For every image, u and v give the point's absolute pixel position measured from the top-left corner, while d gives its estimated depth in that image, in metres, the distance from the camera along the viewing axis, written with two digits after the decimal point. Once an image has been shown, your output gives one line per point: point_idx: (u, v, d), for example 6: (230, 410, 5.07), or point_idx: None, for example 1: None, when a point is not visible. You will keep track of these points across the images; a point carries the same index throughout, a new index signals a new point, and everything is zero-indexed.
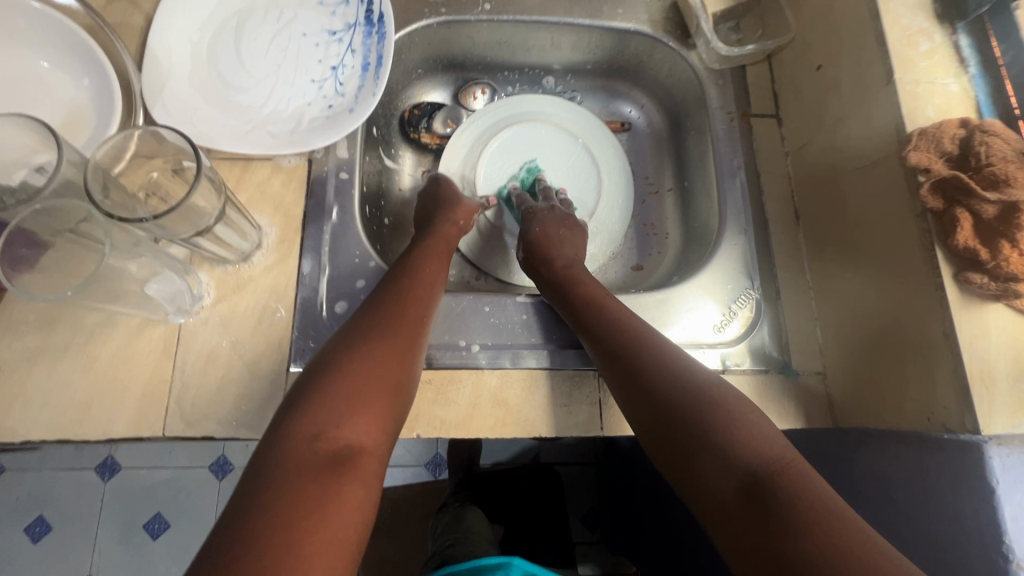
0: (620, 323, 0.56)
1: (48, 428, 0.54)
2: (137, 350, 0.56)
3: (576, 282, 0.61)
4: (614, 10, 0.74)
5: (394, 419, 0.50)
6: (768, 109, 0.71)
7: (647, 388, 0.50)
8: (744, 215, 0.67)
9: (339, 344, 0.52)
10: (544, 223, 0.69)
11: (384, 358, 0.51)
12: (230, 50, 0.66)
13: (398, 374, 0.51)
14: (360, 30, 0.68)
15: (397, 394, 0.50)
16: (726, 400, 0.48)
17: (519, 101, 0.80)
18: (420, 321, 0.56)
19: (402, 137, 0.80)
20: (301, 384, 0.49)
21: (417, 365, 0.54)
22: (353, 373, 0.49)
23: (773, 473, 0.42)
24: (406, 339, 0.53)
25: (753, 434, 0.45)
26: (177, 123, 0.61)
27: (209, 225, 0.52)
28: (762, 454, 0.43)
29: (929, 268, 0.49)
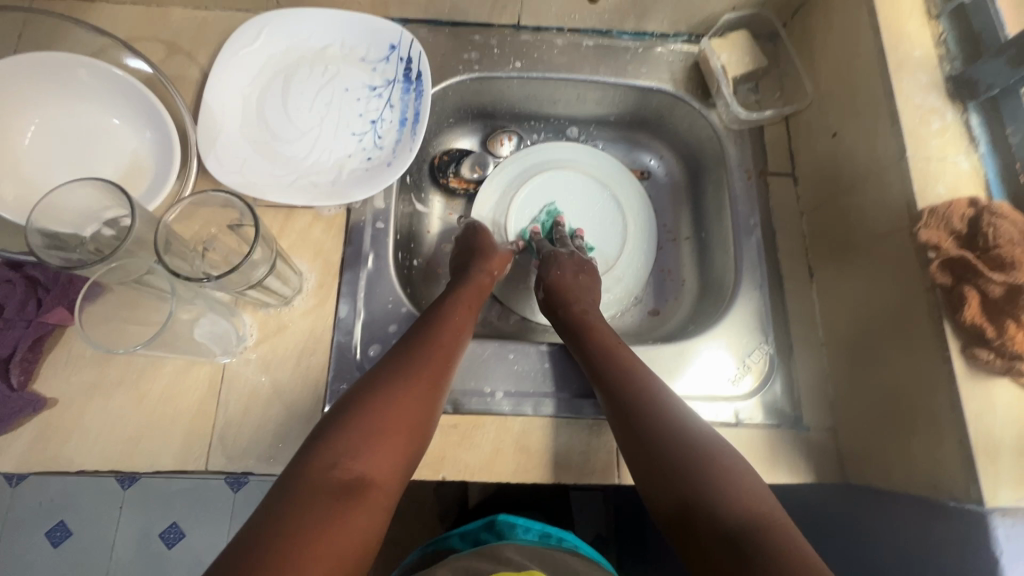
0: (632, 373, 0.59)
1: (104, 457, 0.57)
2: (185, 387, 0.60)
3: (592, 333, 0.64)
4: (638, 69, 0.78)
5: (410, 458, 0.52)
6: (785, 168, 0.74)
7: (649, 437, 0.53)
8: (760, 271, 0.70)
9: (366, 383, 0.55)
10: (564, 270, 0.72)
11: (406, 398, 0.54)
12: (277, 103, 0.71)
13: (416, 415, 0.54)
14: (399, 86, 0.73)
15: (417, 435, 0.53)
16: (723, 457, 0.50)
17: (548, 150, 0.84)
18: (446, 368, 0.59)
19: (431, 181, 0.83)
20: (329, 414, 0.52)
21: (436, 410, 0.57)
22: (378, 408, 0.52)
23: (760, 529, 0.43)
24: (428, 383, 0.56)
25: (747, 489, 0.47)
26: (228, 172, 0.65)
27: (261, 276, 0.56)
28: (753, 511, 0.45)
29: (938, 341, 0.51)
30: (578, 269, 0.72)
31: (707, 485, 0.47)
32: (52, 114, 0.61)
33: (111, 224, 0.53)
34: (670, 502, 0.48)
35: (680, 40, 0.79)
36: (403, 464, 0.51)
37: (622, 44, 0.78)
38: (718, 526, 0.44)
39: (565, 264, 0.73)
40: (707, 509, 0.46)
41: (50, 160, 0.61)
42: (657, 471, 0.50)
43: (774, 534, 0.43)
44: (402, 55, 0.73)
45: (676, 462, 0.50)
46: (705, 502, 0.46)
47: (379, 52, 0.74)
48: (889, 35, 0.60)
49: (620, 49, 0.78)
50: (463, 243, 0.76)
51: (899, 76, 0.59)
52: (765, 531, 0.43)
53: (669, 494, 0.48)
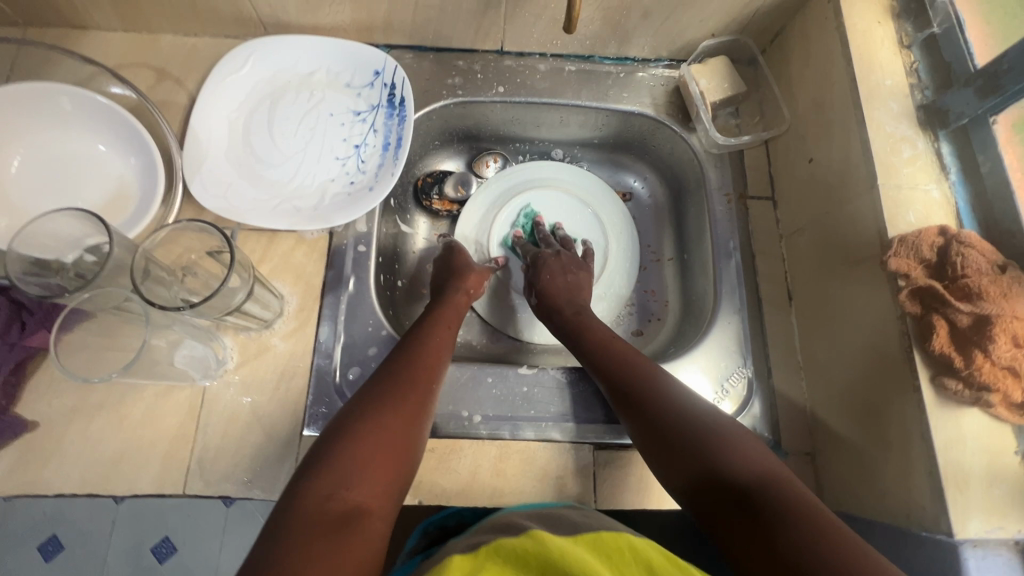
0: (626, 357, 0.61)
1: (85, 480, 0.58)
2: (165, 410, 0.61)
3: (586, 331, 0.66)
4: (620, 94, 0.79)
5: (400, 483, 0.52)
6: (764, 191, 0.75)
7: (652, 414, 0.55)
8: (739, 294, 0.70)
9: (349, 411, 0.55)
10: (545, 270, 0.73)
11: (391, 425, 0.54)
12: (262, 129, 0.72)
13: (406, 435, 0.54)
14: (383, 112, 0.74)
15: (405, 460, 0.53)
16: (719, 424, 0.52)
17: (531, 170, 0.85)
18: (427, 386, 0.59)
19: (416, 203, 0.84)
20: (313, 448, 0.51)
21: (423, 430, 0.57)
22: (363, 436, 0.52)
23: (767, 486, 0.45)
24: (413, 402, 0.57)
25: (749, 458, 0.49)
26: (212, 197, 0.67)
27: (239, 303, 0.56)
28: (758, 469, 0.47)
29: (909, 372, 0.51)
30: (563, 265, 0.74)
31: (714, 448, 0.50)
32: (39, 142, 0.63)
33: (94, 251, 0.54)
34: (681, 473, 0.50)
35: (662, 65, 0.80)
36: (393, 491, 0.51)
37: (604, 69, 0.80)
38: (730, 486, 0.46)
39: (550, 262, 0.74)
40: (717, 479, 0.48)
41: (37, 187, 0.62)
42: (665, 444, 0.52)
43: (778, 489, 0.45)
44: (386, 81, 0.74)
45: (681, 442, 0.51)
46: (715, 473, 0.48)
47: (363, 78, 0.75)
48: (860, 65, 0.61)
49: (602, 74, 0.79)
50: (443, 264, 0.76)
51: (870, 105, 0.60)
52: (774, 486, 0.45)
53: (680, 463, 0.50)
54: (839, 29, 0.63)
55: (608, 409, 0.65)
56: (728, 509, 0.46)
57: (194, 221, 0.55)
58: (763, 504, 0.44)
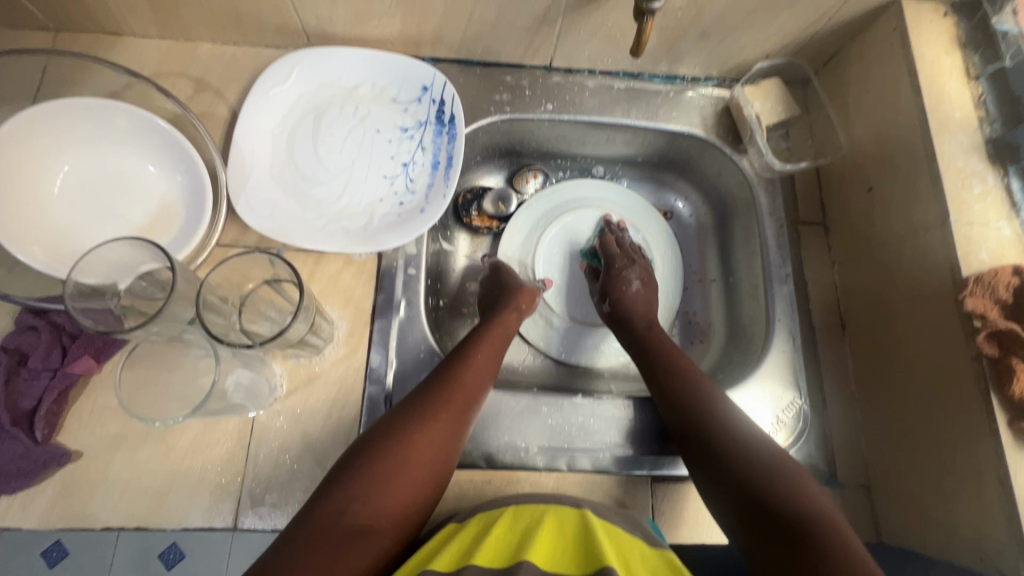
0: (693, 380, 0.60)
1: (132, 514, 0.56)
2: (213, 439, 0.59)
3: (663, 349, 0.65)
4: (669, 113, 0.77)
5: (421, 507, 0.50)
6: (816, 217, 0.74)
7: (711, 431, 0.54)
8: (793, 322, 0.69)
9: (384, 424, 0.53)
10: (614, 277, 0.73)
11: (421, 444, 0.52)
12: (307, 145, 0.70)
13: (437, 458, 0.52)
14: (431, 128, 0.72)
15: (431, 483, 0.51)
16: (776, 454, 0.51)
17: (575, 189, 0.84)
18: (467, 409, 0.57)
19: (456, 220, 0.82)
20: (344, 457, 0.51)
21: (455, 454, 0.54)
22: (389, 452, 0.50)
23: (815, 528, 0.44)
24: (450, 424, 0.54)
25: (802, 492, 0.47)
26: (259, 216, 0.64)
27: (301, 336, 0.55)
28: (809, 510, 0.46)
29: (984, 413, 0.51)
30: (631, 273, 0.74)
31: (769, 484, 0.48)
32: (83, 158, 0.60)
33: (147, 277, 0.52)
34: (729, 500, 0.49)
35: (711, 84, 0.79)
36: (410, 514, 0.49)
37: (653, 87, 0.78)
38: (774, 521, 0.45)
39: (619, 270, 0.74)
40: (762, 503, 0.47)
41: (83, 205, 0.60)
42: (719, 469, 0.51)
43: (826, 527, 0.44)
44: (435, 96, 0.72)
45: (733, 460, 0.51)
46: (762, 499, 0.47)
47: (411, 93, 0.73)
48: (930, 96, 0.60)
49: (651, 92, 0.78)
50: (490, 286, 0.74)
51: (940, 137, 0.59)
52: (821, 530, 0.44)
53: (729, 490, 0.50)
54: (906, 58, 0.62)
55: (664, 441, 0.64)
56: (768, 545, 0.45)
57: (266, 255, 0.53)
58: (806, 548, 0.43)
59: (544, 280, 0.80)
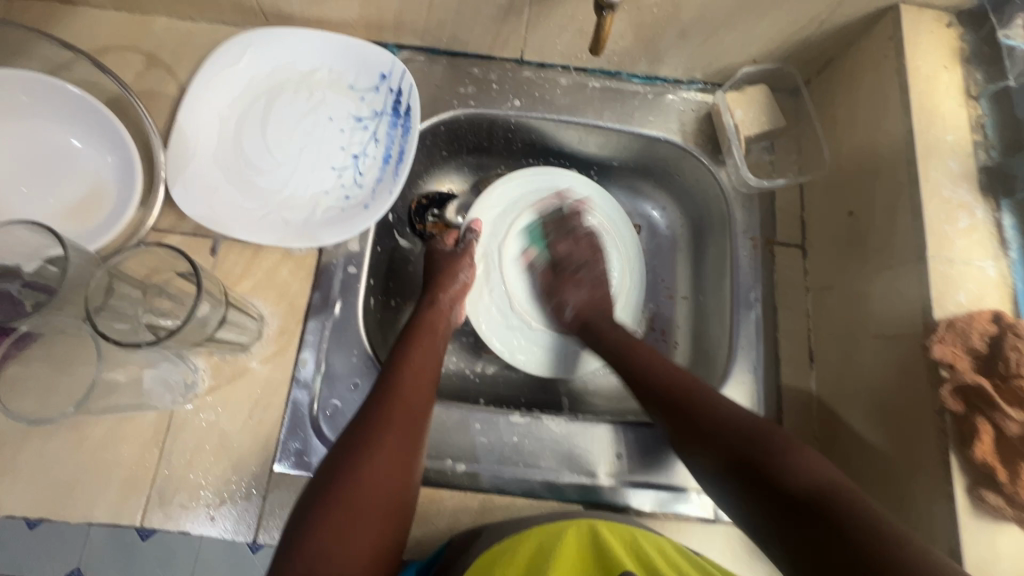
0: (665, 376, 0.57)
1: (38, 504, 0.54)
2: (126, 434, 0.57)
3: (632, 346, 0.63)
4: (646, 117, 0.72)
5: (394, 533, 0.49)
6: (794, 238, 0.69)
7: (693, 424, 0.52)
8: (756, 351, 0.64)
9: (329, 464, 0.50)
10: (567, 286, 0.72)
11: (378, 469, 0.49)
12: (255, 130, 0.67)
13: (394, 483, 0.50)
14: (386, 120, 0.68)
15: (400, 504, 0.50)
16: (762, 427, 0.49)
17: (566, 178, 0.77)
18: (414, 419, 0.54)
19: (409, 229, 0.77)
20: (296, 511, 0.47)
21: (416, 473, 0.52)
22: (345, 488, 0.48)
23: (833, 502, 0.41)
24: (401, 444, 0.51)
25: (807, 463, 0.45)
26: (194, 202, 0.61)
27: (213, 331, 0.52)
28: (818, 481, 0.43)
29: (942, 474, 0.46)
30: (586, 274, 0.72)
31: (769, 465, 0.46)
32: (11, 134, 0.58)
33: (57, 261, 0.48)
34: (748, 488, 0.46)
35: (694, 88, 0.73)
36: (384, 544, 0.48)
37: (631, 88, 0.73)
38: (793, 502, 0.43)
39: (573, 281, 0.72)
40: (778, 486, 0.44)
41: (8, 184, 0.58)
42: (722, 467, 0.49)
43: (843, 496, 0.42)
44: (393, 86, 0.68)
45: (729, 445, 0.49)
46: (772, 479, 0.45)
47: (367, 81, 0.69)
48: (920, 116, 0.54)
49: (628, 93, 0.73)
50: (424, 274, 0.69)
51: (927, 162, 0.53)
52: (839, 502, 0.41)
53: (747, 492, 0.46)
54: (899, 72, 0.56)
55: (604, 470, 0.60)
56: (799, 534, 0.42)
57: (160, 244, 0.51)
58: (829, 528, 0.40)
59: (473, 223, 0.73)
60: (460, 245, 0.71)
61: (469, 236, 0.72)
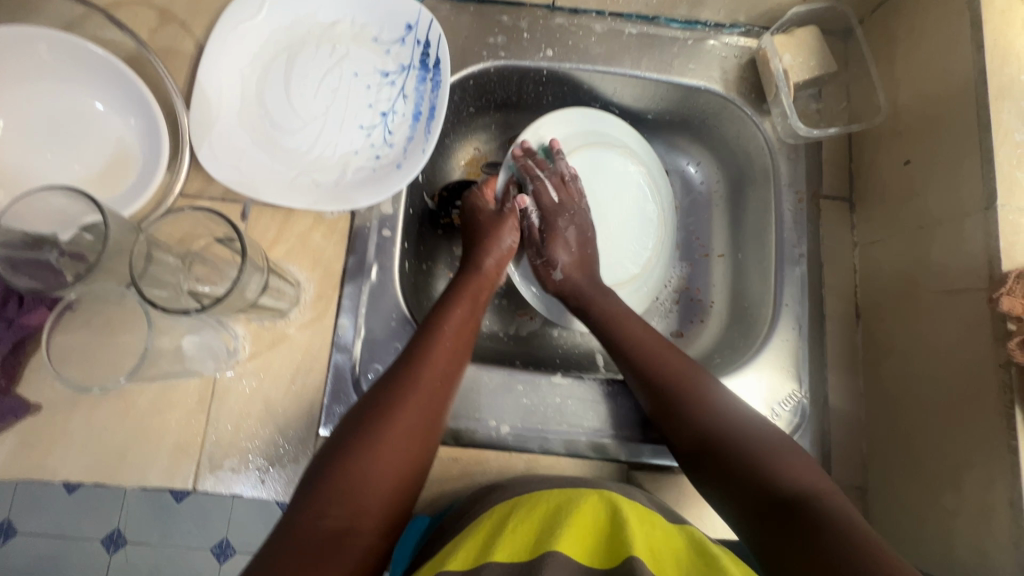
0: (670, 369, 0.56)
1: (92, 471, 0.55)
2: (173, 400, 0.57)
3: (618, 315, 0.62)
4: (685, 65, 0.68)
5: (406, 496, 0.49)
6: (841, 192, 0.66)
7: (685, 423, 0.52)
8: (801, 309, 0.63)
9: (353, 420, 0.50)
10: (557, 242, 0.67)
11: (397, 432, 0.49)
12: (278, 89, 0.64)
13: (413, 448, 0.50)
14: (414, 74, 0.65)
15: (415, 467, 0.50)
16: (744, 431, 0.50)
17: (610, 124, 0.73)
18: (439, 386, 0.54)
19: (431, 223, 0.75)
20: (316, 460, 0.48)
21: (435, 437, 0.52)
22: (362, 446, 0.48)
23: (811, 503, 0.42)
24: (424, 409, 0.52)
25: (784, 463, 0.46)
26: (222, 165, 0.59)
27: (254, 298, 0.52)
28: (797, 484, 0.44)
29: (1005, 429, 0.45)
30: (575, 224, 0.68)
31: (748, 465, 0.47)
32: (32, 97, 0.56)
33: (92, 229, 0.46)
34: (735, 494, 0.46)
35: (737, 32, 0.69)
36: (395, 504, 0.48)
37: (670, 34, 0.69)
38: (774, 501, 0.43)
39: (561, 223, 0.68)
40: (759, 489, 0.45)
41: (32, 150, 0.56)
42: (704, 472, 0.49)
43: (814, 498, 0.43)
44: (419, 37, 0.64)
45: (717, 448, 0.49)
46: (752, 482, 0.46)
47: (393, 33, 0.65)
48: (992, 54, 0.50)
49: (667, 39, 0.69)
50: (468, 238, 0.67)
51: (999, 104, 0.49)
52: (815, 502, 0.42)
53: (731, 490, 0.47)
54: (971, 5, 0.52)
55: (647, 430, 0.60)
56: (761, 532, 0.43)
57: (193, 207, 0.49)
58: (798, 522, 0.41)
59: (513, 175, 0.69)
60: (504, 207, 0.68)
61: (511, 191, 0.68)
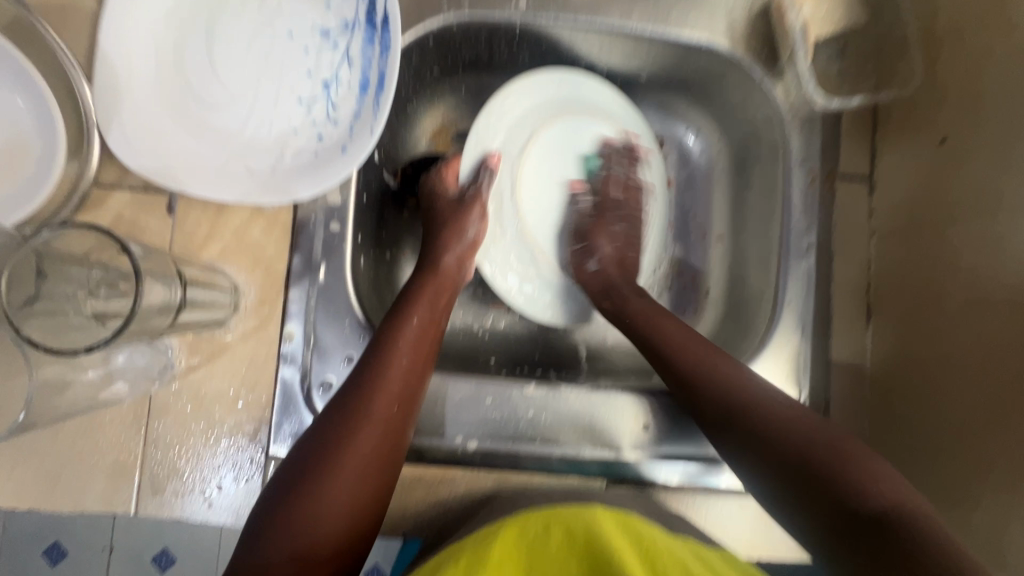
0: (709, 363, 0.50)
1: (22, 499, 0.50)
2: (104, 420, 0.51)
3: (653, 324, 0.54)
4: (685, 16, 0.57)
5: (371, 516, 0.45)
6: (860, 170, 0.57)
7: (748, 425, 0.46)
8: (804, 307, 0.56)
9: (309, 444, 0.45)
10: (599, 233, 0.62)
11: (359, 447, 0.45)
12: (198, 54, 0.54)
13: (379, 462, 0.46)
14: (359, 33, 0.54)
15: (379, 486, 0.46)
16: (818, 433, 0.43)
17: (590, 87, 0.63)
18: (408, 393, 0.49)
19: (394, 206, 0.66)
20: (275, 477, 0.45)
21: (401, 452, 0.48)
22: (325, 465, 0.44)
23: (904, 523, 0.37)
24: (388, 422, 0.47)
25: (873, 471, 0.40)
26: (137, 152, 0.50)
27: (176, 309, 0.48)
28: (887, 499, 0.39)
29: None
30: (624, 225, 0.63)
31: (830, 480, 0.41)
32: None
33: None
34: (819, 515, 0.41)
35: None
36: (362, 526, 0.45)
37: None
38: (860, 517, 0.39)
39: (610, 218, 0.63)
40: (850, 502, 0.39)
41: None
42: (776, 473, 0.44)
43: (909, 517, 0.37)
44: None
45: (791, 455, 0.43)
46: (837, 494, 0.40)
47: None
48: None
49: None
50: (427, 225, 0.59)
51: None
52: (906, 521, 0.37)
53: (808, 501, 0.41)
54: None
55: (627, 441, 0.55)
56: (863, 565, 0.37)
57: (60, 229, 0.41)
58: (892, 545, 0.36)
59: (490, 156, 0.61)
60: (467, 193, 0.60)
61: (479, 175, 0.61)
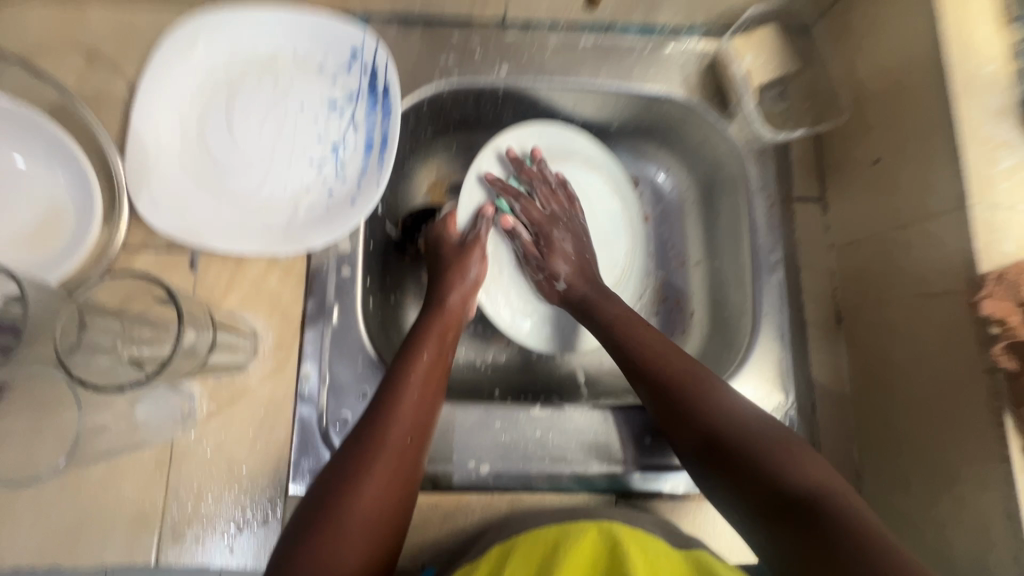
0: (664, 360, 0.53)
1: (44, 555, 0.51)
2: (128, 469, 0.53)
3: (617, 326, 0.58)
4: (645, 72, 0.66)
5: (388, 546, 0.47)
6: (812, 192, 0.65)
7: (693, 417, 0.49)
8: (780, 316, 0.61)
9: (327, 479, 0.47)
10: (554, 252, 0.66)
11: (376, 478, 0.47)
12: (219, 128, 0.60)
13: (394, 491, 0.47)
14: (363, 102, 0.62)
15: (395, 516, 0.47)
16: (758, 430, 0.46)
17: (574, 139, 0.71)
18: (419, 426, 0.51)
19: (397, 253, 0.71)
20: (296, 515, 0.46)
21: (416, 482, 0.50)
22: (342, 498, 0.45)
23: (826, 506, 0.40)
24: (402, 453, 0.49)
25: (803, 461, 0.44)
26: (164, 215, 0.56)
27: (205, 355, 0.51)
28: (815, 484, 0.42)
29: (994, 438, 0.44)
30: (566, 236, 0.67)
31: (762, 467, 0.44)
32: None
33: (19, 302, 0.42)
34: (751, 498, 0.44)
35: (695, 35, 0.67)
36: (378, 559, 0.45)
37: (626, 42, 0.67)
38: (788, 499, 0.41)
39: (564, 230, 0.67)
40: (775, 484, 0.42)
41: None
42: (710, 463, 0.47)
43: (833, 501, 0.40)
44: (366, 64, 0.61)
45: (727, 445, 0.46)
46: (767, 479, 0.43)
47: (337, 60, 0.62)
48: (955, 47, 0.48)
49: (623, 48, 0.67)
50: (431, 268, 0.64)
51: (962, 100, 0.48)
52: (827, 502, 0.40)
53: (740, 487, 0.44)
54: None
55: (631, 456, 0.58)
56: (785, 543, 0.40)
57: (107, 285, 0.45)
58: (813, 523, 0.39)
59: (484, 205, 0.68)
60: (466, 238, 0.66)
61: (478, 221, 0.67)
